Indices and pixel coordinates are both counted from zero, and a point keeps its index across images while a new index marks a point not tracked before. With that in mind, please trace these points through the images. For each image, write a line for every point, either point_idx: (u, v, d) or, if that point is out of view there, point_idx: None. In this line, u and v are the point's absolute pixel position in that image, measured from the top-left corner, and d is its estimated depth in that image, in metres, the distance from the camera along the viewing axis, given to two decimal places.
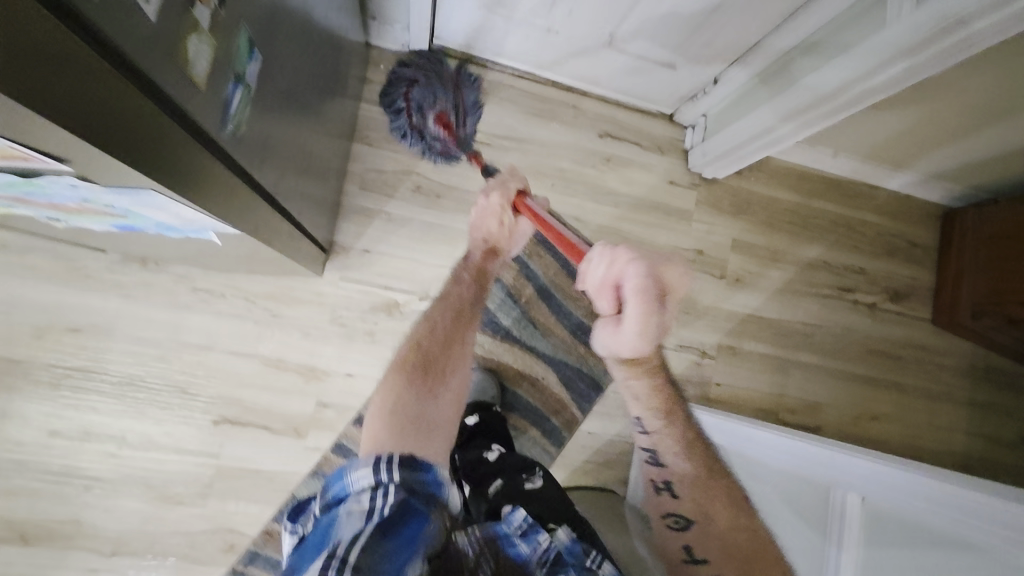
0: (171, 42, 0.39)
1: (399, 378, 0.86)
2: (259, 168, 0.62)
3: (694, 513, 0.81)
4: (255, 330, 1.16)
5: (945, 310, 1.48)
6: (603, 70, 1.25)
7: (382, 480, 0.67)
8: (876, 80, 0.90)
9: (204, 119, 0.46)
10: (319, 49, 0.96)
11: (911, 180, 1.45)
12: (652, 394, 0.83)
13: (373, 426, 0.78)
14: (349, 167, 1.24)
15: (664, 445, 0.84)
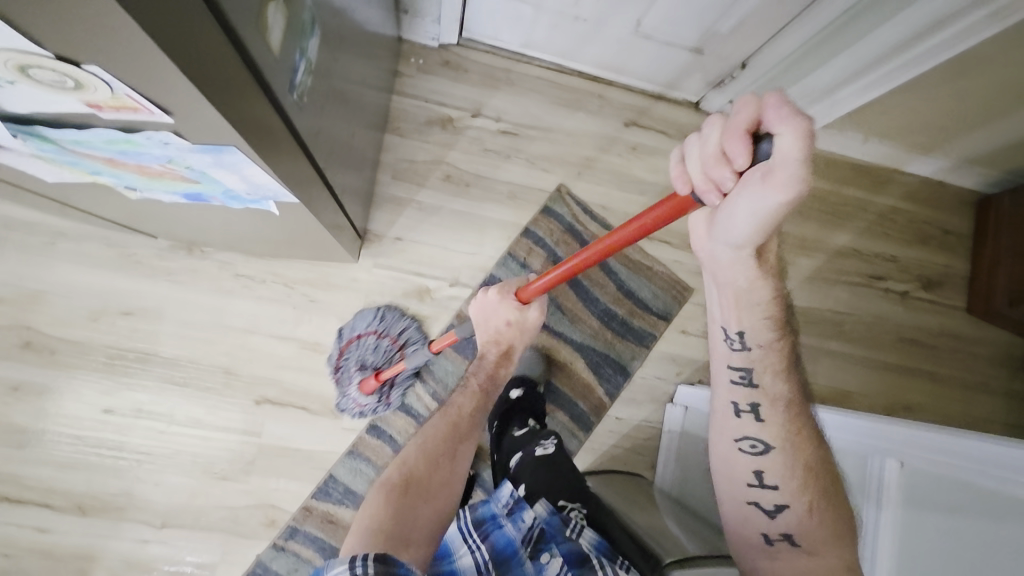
0: (258, 8, 0.42)
1: (386, 489, 0.89)
2: (310, 140, 0.65)
3: (778, 439, 0.73)
4: (293, 314, 1.20)
5: (980, 298, 1.45)
6: (630, 58, 1.26)
7: (357, 574, 0.66)
8: None
9: (278, 83, 0.48)
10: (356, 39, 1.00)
11: (944, 165, 1.43)
12: (772, 306, 0.70)
13: (349, 539, 0.81)
14: (381, 158, 1.28)
15: (764, 365, 0.72)
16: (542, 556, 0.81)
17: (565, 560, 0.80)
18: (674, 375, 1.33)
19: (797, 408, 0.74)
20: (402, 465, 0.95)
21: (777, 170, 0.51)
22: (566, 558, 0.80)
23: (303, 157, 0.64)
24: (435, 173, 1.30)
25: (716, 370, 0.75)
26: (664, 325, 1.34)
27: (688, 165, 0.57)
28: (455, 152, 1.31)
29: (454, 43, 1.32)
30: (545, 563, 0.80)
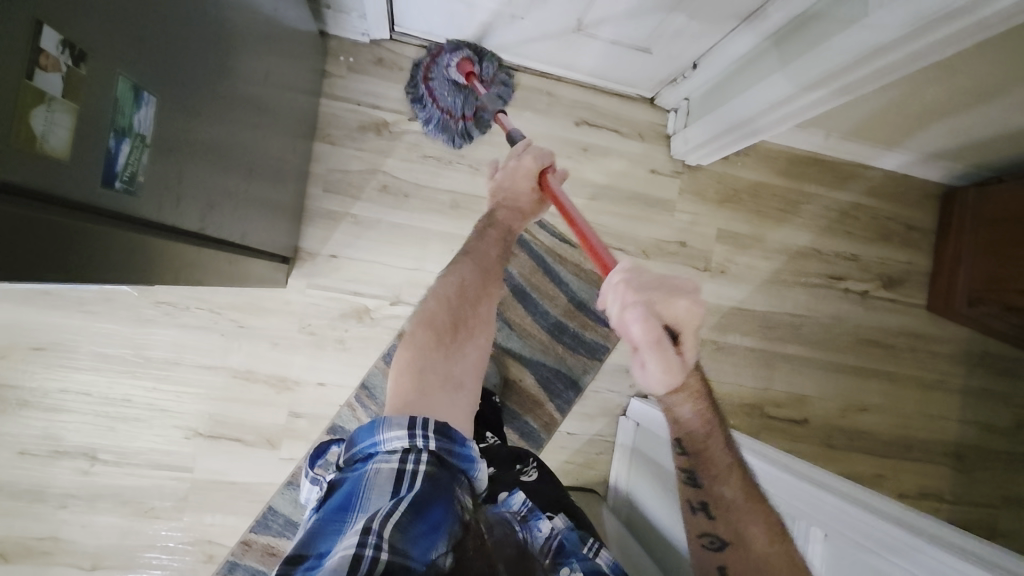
0: (7, 125, 0.35)
1: (426, 337, 0.84)
2: (163, 214, 0.58)
3: (732, 535, 0.73)
4: (221, 342, 1.13)
5: (941, 297, 1.42)
6: (575, 56, 1.17)
7: (416, 445, 0.67)
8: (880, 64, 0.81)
9: (71, 187, 0.42)
10: (265, 49, 0.90)
11: (909, 159, 1.37)
12: (698, 420, 0.74)
13: (400, 385, 0.79)
14: (311, 169, 1.19)
15: (709, 471, 0.75)
16: (561, 570, 0.74)
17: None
18: (628, 387, 1.30)
19: (749, 501, 0.74)
20: (433, 309, 0.88)
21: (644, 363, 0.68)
22: None
23: (152, 235, 0.57)
24: (371, 183, 1.21)
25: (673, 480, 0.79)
26: (617, 336, 1.29)
27: (605, 303, 0.71)
28: (391, 159, 1.21)
29: (386, 38, 1.20)
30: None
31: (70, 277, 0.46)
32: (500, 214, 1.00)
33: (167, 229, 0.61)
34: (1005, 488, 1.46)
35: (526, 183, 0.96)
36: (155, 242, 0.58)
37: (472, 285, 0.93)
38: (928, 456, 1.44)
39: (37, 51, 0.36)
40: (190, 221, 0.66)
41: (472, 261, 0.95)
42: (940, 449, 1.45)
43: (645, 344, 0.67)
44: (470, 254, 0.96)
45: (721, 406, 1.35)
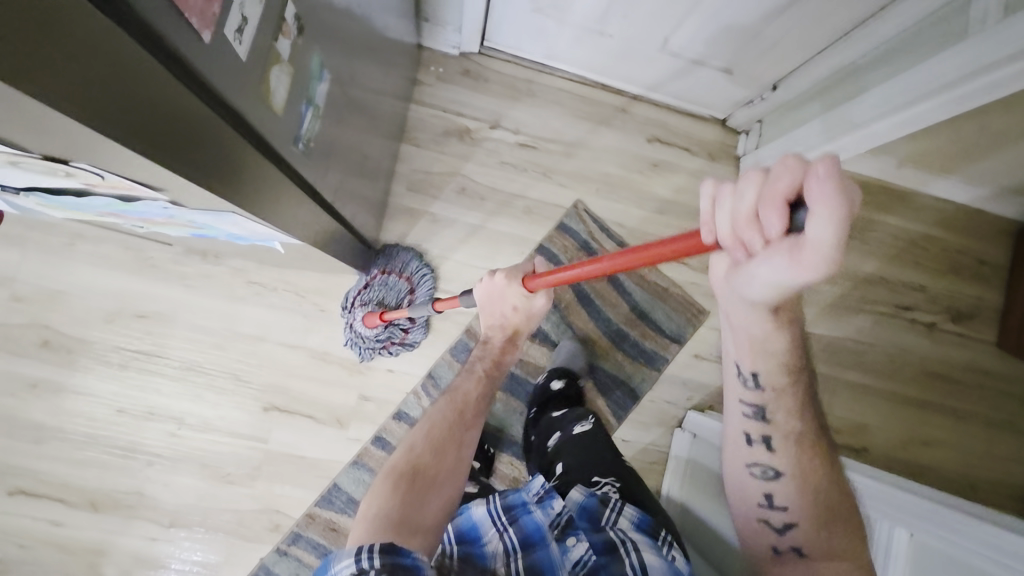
0: (258, 77, 0.41)
1: (387, 484, 0.84)
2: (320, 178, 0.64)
3: (789, 469, 0.76)
4: (303, 323, 1.21)
5: (1012, 334, 1.39)
6: (654, 75, 1.22)
7: (363, 567, 0.66)
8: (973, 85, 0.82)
9: (282, 141, 0.48)
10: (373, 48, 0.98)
11: (983, 192, 1.36)
12: (790, 350, 0.68)
13: (356, 535, 0.76)
14: (397, 168, 1.27)
15: (778, 404, 0.73)
16: (569, 540, 0.80)
17: (591, 545, 0.79)
18: (684, 400, 1.31)
19: (809, 444, 0.76)
20: (398, 461, 0.88)
21: (800, 249, 0.44)
22: (592, 545, 0.79)
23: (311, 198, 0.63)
24: (451, 185, 1.28)
25: (730, 402, 0.77)
26: (676, 348, 1.31)
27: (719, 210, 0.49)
28: (470, 163, 1.29)
29: (475, 51, 1.28)
30: (570, 546, 0.79)
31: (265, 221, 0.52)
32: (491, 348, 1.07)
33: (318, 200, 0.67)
34: None
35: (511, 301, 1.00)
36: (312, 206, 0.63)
37: (445, 420, 0.95)
38: (995, 501, 1.39)
39: (283, 19, 0.42)
40: (330, 192, 0.73)
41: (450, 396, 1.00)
42: (1008, 493, 1.39)
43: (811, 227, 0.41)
44: (448, 394, 1.00)
45: None
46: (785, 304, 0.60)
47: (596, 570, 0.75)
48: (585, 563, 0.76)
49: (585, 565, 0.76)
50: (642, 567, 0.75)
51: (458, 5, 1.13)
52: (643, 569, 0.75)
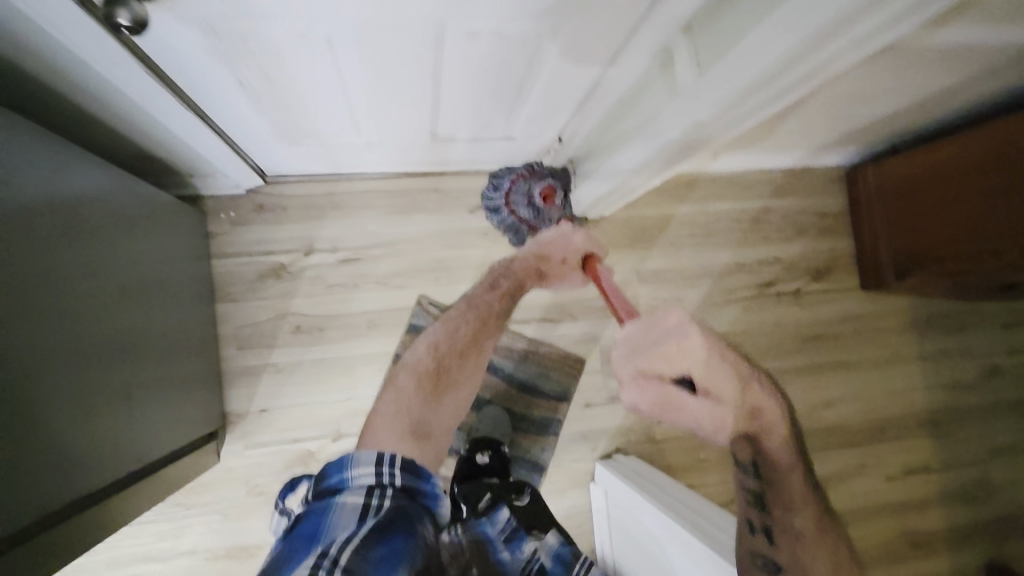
0: None
1: (413, 384, 0.94)
2: (9, 516, 0.57)
3: (790, 563, 0.76)
4: (172, 528, 1.13)
5: (870, 275, 1.43)
6: (447, 155, 1.17)
7: (385, 482, 0.70)
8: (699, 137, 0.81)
9: None
10: (134, 243, 0.90)
11: (803, 154, 1.38)
12: (779, 448, 0.77)
13: (386, 421, 0.88)
14: (219, 332, 1.19)
15: (776, 495, 0.78)
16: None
17: None
18: (590, 452, 1.30)
19: (818, 535, 0.77)
20: (424, 360, 0.98)
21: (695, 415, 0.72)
22: None
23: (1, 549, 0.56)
24: (283, 327, 1.21)
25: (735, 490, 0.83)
26: (566, 407, 1.30)
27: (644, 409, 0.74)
28: (298, 299, 1.22)
29: (260, 184, 1.20)
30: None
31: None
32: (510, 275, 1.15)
33: (37, 522, 0.62)
34: (989, 440, 1.50)
35: (561, 253, 1.10)
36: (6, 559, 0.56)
37: (466, 335, 1.03)
38: (903, 433, 1.45)
39: None
40: (60, 491, 0.66)
41: (473, 311, 1.06)
42: (911, 421, 1.46)
43: (699, 404, 0.71)
44: (472, 304, 1.09)
45: (688, 445, 1.34)
46: (756, 392, 0.75)
47: None
48: None
49: None
50: None
51: (211, 160, 1.05)
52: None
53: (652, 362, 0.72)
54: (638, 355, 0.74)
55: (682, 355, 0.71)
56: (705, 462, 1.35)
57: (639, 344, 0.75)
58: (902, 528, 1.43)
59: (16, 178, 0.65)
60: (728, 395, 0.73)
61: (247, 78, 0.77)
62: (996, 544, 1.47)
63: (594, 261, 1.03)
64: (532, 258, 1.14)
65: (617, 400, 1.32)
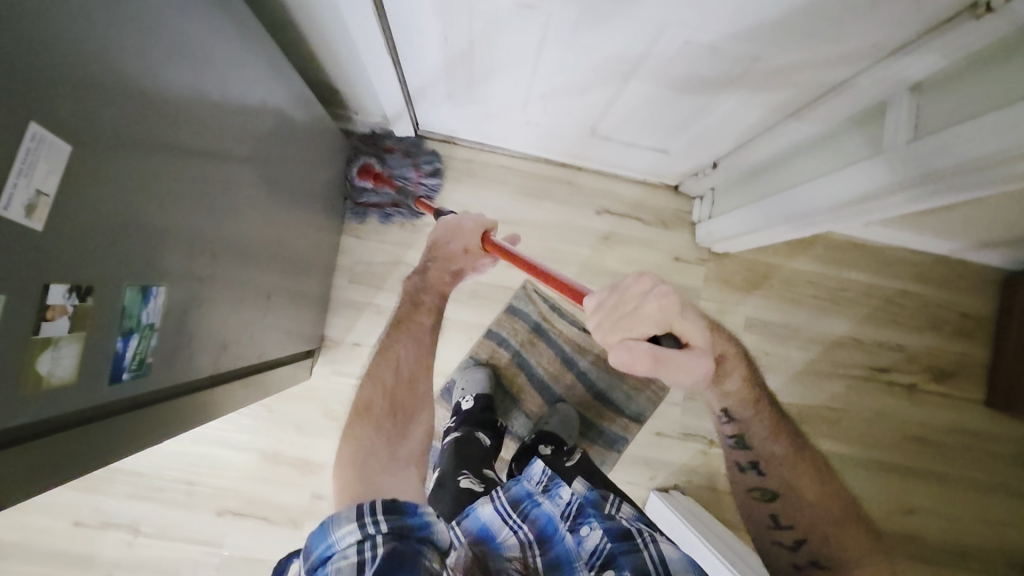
0: (10, 374, 0.41)
1: (365, 426, 0.85)
2: (173, 374, 0.64)
3: (782, 487, 0.80)
4: (252, 424, 1.22)
5: (1000, 393, 1.30)
6: (594, 152, 1.17)
7: (369, 533, 0.63)
8: (880, 201, 0.76)
9: (85, 395, 0.50)
10: (302, 161, 0.98)
11: (962, 246, 1.27)
12: (741, 386, 0.80)
13: (344, 472, 0.77)
14: (338, 261, 1.26)
15: (750, 428, 0.81)
16: (582, 529, 0.80)
17: (605, 533, 0.78)
18: (647, 480, 1.28)
19: (795, 458, 0.81)
20: (369, 402, 0.90)
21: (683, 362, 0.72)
22: (607, 532, 0.79)
23: (160, 400, 0.63)
24: (394, 273, 1.27)
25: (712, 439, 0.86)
26: (636, 427, 1.27)
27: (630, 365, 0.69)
28: (414, 251, 1.27)
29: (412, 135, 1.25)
30: (584, 535, 0.79)
31: (78, 474, 0.51)
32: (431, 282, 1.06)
33: (190, 383, 0.70)
34: None
35: (463, 244, 1.03)
36: (160, 410, 0.63)
37: (409, 362, 0.94)
38: (986, 568, 1.32)
39: (45, 306, 0.43)
40: (208, 362, 0.73)
41: (405, 335, 0.98)
42: (999, 559, 1.33)
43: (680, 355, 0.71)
44: (398, 326, 1.00)
45: None
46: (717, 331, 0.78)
47: (612, 559, 0.74)
48: (601, 551, 0.76)
49: (600, 554, 0.75)
50: (661, 560, 0.74)
51: (379, 103, 1.10)
52: (662, 561, 0.74)
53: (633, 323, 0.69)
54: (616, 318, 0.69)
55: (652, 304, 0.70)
56: None
57: (614, 305, 0.70)
58: None
59: (243, 79, 0.72)
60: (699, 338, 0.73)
61: (453, 34, 0.82)
62: None
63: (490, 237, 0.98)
64: (441, 260, 1.06)
65: (687, 438, 1.28)
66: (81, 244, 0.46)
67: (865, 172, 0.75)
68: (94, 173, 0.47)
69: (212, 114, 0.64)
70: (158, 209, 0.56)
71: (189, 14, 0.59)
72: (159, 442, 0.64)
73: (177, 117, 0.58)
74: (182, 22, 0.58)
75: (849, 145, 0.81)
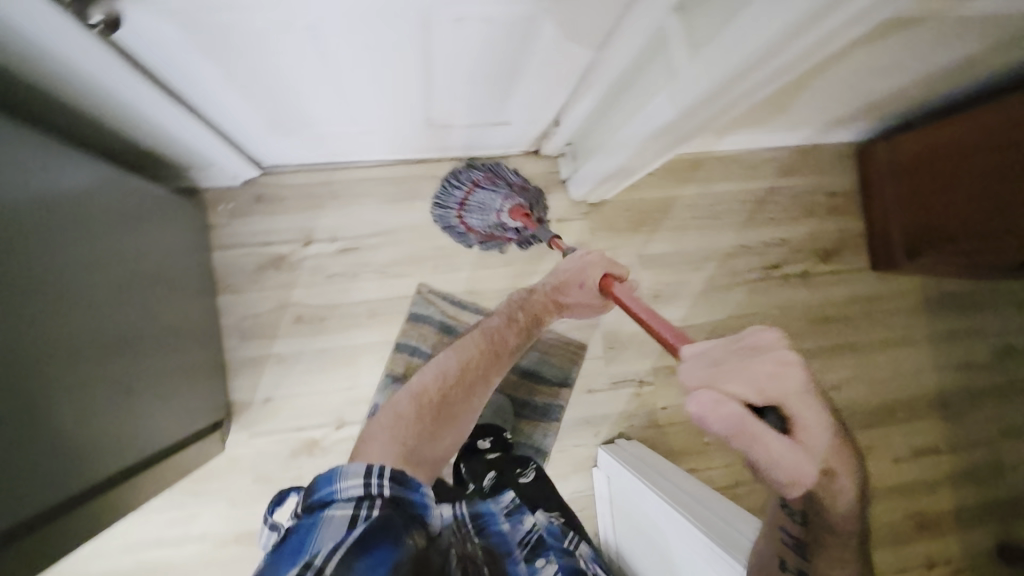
0: None
1: (411, 408, 0.81)
2: (15, 508, 0.58)
3: None
4: (181, 514, 1.16)
5: (880, 255, 1.39)
6: (444, 140, 1.16)
7: (373, 492, 0.63)
8: (697, 117, 0.78)
9: None
10: (135, 236, 0.91)
11: (811, 131, 1.34)
12: (847, 506, 0.61)
13: (377, 444, 0.73)
14: (221, 323, 1.20)
15: (823, 549, 0.65)
16: (538, 561, 0.82)
17: (560, 568, 0.81)
18: (593, 437, 1.30)
19: None
20: (427, 387, 0.85)
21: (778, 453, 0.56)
22: (561, 566, 0.82)
23: (5, 543, 0.58)
24: (284, 317, 1.22)
25: (772, 523, 0.70)
26: (566, 391, 1.30)
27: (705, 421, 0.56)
28: (298, 289, 1.22)
29: (256, 174, 1.19)
30: (539, 567, 0.81)
31: None
32: (530, 306, 1.04)
33: (44, 515, 0.64)
34: (1001, 421, 1.47)
35: (583, 278, 1.03)
36: (8, 551, 0.58)
37: (475, 364, 0.90)
38: (912, 414, 1.43)
39: None
40: (66, 483, 0.67)
41: (485, 338, 0.95)
42: (921, 402, 1.44)
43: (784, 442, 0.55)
44: (483, 331, 0.97)
45: (691, 429, 1.34)
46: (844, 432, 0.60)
47: None
48: None
49: None
50: None
51: (205, 154, 1.04)
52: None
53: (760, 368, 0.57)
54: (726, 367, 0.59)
55: (789, 366, 0.57)
56: (708, 446, 1.34)
57: (718, 356, 0.62)
58: (911, 511, 1.41)
59: (15, 177, 0.65)
60: (819, 442, 0.57)
61: (236, 72, 0.77)
62: (1006, 524, 1.45)
63: (610, 278, 0.99)
64: (550, 289, 1.06)
65: (619, 385, 1.31)
66: None
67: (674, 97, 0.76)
68: None
69: None
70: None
71: None
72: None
73: None
74: None
75: (655, 74, 0.83)
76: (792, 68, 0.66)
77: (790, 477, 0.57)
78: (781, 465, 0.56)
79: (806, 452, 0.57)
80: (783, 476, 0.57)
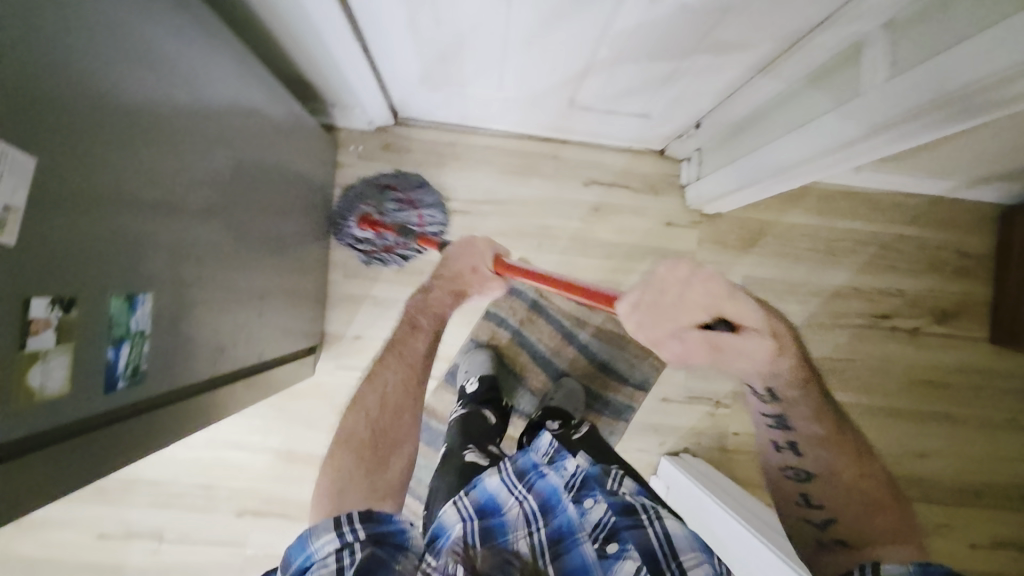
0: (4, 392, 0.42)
1: (348, 457, 0.86)
2: (171, 377, 0.65)
3: (818, 468, 0.80)
4: (263, 425, 1.23)
5: (1003, 328, 1.30)
6: (575, 123, 1.16)
7: (347, 540, 0.65)
8: (869, 143, 0.75)
9: (81, 404, 0.51)
10: (286, 159, 0.98)
11: (958, 184, 1.26)
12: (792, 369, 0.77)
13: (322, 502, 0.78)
14: (330, 257, 1.26)
15: (793, 410, 0.80)
16: (586, 502, 0.80)
17: (609, 506, 0.78)
18: (657, 445, 1.29)
19: (835, 439, 0.80)
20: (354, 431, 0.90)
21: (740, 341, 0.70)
22: (610, 505, 0.78)
23: (160, 406, 0.65)
24: (388, 264, 1.27)
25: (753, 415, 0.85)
26: (642, 395, 1.28)
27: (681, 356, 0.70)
28: None
29: (391, 123, 1.24)
30: (588, 507, 0.79)
31: (86, 482, 0.53)
32: (432, 308, 1.04)
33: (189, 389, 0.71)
34: None
35: (471, 262, 1.00)
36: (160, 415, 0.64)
37: (396, 386, 0.95)
38: (1000, 503, 1.33)
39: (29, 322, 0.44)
40: (208, 365, 0.74)
41: (397, 357, 0.98)
42: (1015, 492, 1.33)
43: (740, 338, 0.70)
44: (393, 351, 1.00)
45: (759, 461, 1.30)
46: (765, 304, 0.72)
47: (615, 531, 0.74)
48: (605, 523, 0.76)
49: (604, 526, 0.75)
50: (664, 535, 0.73)
51: (355, 94, 1.09)
52: (666, 539, 0.72)
53: (693, 295, 0.68)
54: (661, 308, 0.68)
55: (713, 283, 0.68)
56: None
57: (657, 300, 0.69)
58: None
59: (216, 82, 0.72)
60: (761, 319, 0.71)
61: (420, 17, 0.80)
62: None
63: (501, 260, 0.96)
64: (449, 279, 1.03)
65: (694, 400, 1.29)
66: (61, 262, 0.47)
67: (852, 118, 0.73)
68: (72, 196, 0.48)
69: (183, 123, 0.64)
70: (139, 218, 0.56)
71: (149, 18, 0.58)
72: (168, 446, 0.66)
73: (150, 129, 0.58)
74: (147, 32, 0.58)
75: (829, 92, 0.80)
76: (1000, 109, 0.62)
77: (759, 351, 0.72)
78: (749, 346, 0.71)
79: (757, 330, 0.71)
80: (752, 353, 0.72)
